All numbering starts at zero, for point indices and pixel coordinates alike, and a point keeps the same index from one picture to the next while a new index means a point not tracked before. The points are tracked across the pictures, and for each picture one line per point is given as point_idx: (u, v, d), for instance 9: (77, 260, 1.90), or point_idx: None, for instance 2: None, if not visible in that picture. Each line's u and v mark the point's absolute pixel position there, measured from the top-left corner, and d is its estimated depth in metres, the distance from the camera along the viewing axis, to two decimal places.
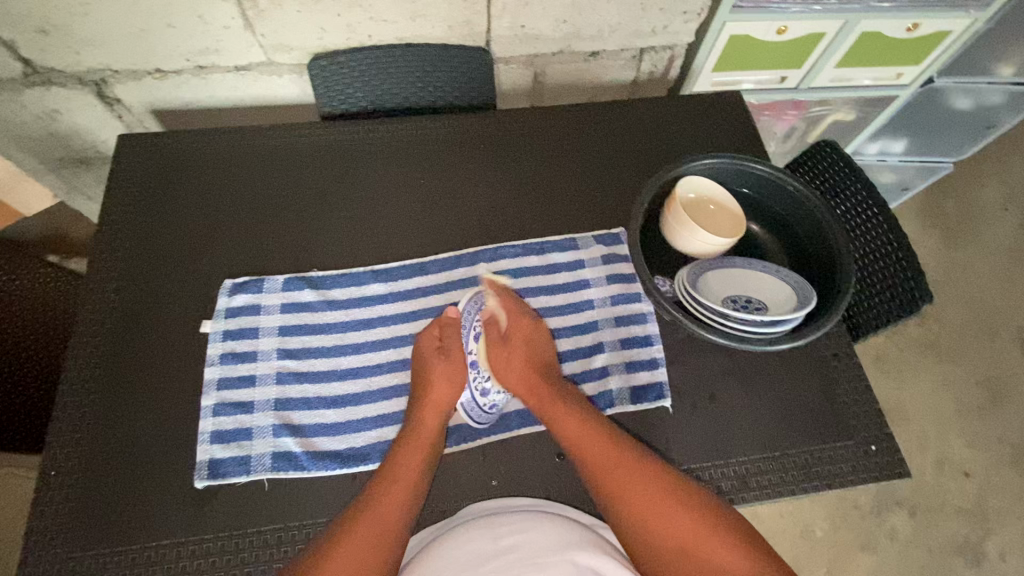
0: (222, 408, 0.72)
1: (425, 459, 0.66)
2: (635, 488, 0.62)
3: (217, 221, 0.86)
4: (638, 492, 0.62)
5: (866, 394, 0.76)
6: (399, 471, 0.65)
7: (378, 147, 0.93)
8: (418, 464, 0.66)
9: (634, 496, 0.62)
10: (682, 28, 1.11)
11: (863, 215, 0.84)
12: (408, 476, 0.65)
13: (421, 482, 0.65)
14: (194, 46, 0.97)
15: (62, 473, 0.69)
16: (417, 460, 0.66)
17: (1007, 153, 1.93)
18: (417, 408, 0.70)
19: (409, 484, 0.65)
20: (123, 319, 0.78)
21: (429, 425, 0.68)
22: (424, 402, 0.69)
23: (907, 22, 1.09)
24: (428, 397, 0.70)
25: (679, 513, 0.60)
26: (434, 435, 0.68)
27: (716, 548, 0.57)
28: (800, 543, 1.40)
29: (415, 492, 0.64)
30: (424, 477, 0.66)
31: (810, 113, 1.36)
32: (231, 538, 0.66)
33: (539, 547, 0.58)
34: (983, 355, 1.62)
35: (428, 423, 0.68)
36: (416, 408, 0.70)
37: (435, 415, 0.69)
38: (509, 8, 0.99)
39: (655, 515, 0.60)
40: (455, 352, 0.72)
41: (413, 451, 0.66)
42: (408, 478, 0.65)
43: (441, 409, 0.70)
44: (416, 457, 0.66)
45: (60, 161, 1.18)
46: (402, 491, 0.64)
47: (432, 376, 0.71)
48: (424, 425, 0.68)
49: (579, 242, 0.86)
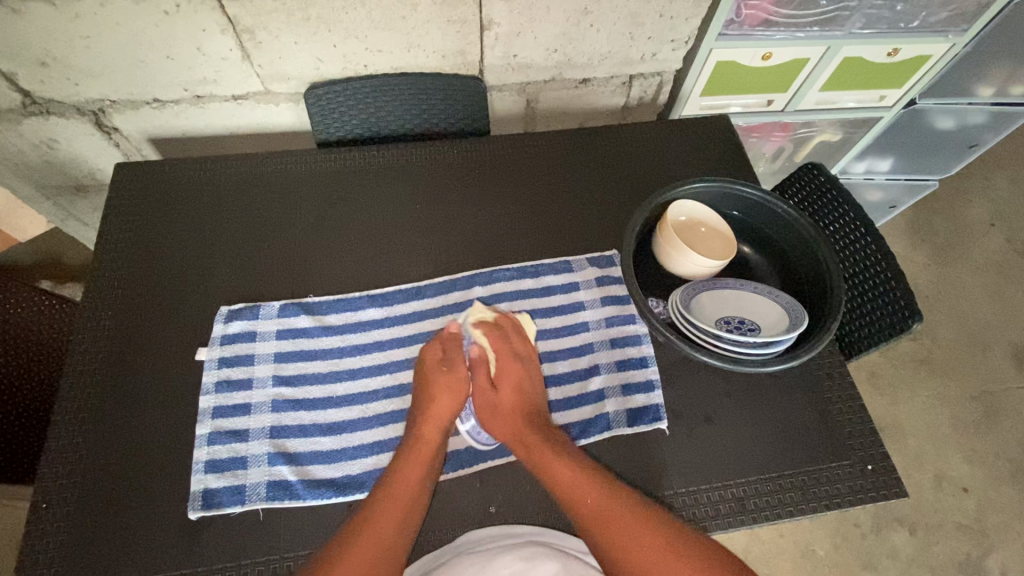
0: (217, 437, 0.72)
1: (426, 474, 0.67)
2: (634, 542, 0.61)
3: (213, 249, 0.87)
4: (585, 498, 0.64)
5: (860, 414, 0.77)
6: (398, 486, 0.65)
7: (374, 172, 0.94)
8: (417, 480, 0.66)
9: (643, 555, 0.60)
10: (670, 55, 1.13)
11: (850, 237, 0.85)
12: (405, 491, 0.65)
13: (418, 499, 0.66)
14: (192, 77, 0.98)
15: (54, 505, 0.68)
16: (416, 473, 0.66)
17: (991, 171, 1.97)
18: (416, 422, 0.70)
19: (407, 500, 0.65)
20: (120, 348, 0.78)
21: (428, 441, 0.68)
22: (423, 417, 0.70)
23: (888, 47, 1.12)
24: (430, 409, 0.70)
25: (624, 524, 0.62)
26: (433, 449, 0.68)
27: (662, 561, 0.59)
28: (801, 563, 1.39)
29: (411, 509, 0.65)
30: (421, 493, 0.66)
31: (799, 135, 1.39)
32: (226, 570, 0.65)
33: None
34: (976, 369, 1.63)
35: (425, 435, 0.69)
36: (415, 422, 0.70)
37: (434, 430, 0.69)
38: (502, 38, 1.01)
39: (597, 515, 0.63)
40: (457, 364, 0.74)
41: (411, 464, 0.67)
42: (405, 492, 0.65)
43: (439, 424, 0.70)
44: (416, 469, 0.67)
45: (56, 189, 1.18)
46: (399, 506, 0.64)
47: (433, 388, 0.71)
48: (423, 439, 0.68)
49: (573, 264, 0.87)
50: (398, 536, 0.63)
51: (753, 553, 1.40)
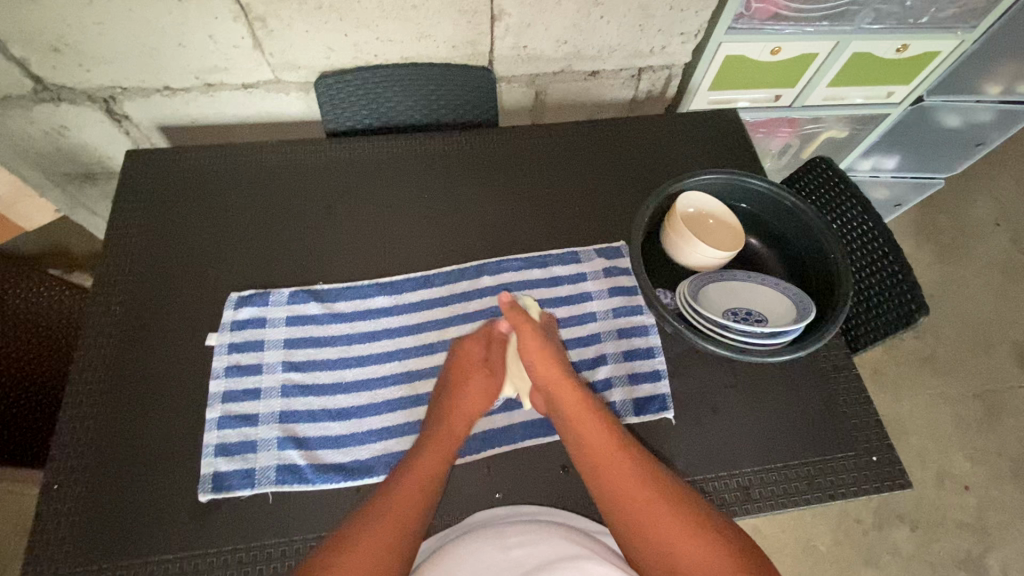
0: (226, 421, 0.73)
1: (444, 463, 0.67)
2: (660, 524, 0.58)
3: (223, 236, 0.87)
4: (607, 468, 0.63)
5: (866, 406, 0.77)
6: (417, 475, 0.65)
7: (383, 162, 0.95)
8: (435, 472, 0.66)
9: (668, 538, 0.58)
10: (679, 48, 1.13)
11: (858, 231, 0.86)
12: (424, 482, 0.65)
13: (434, 491, 0.65)
14: (203, 64, 0.99)
15: (65, 486, 0.68)
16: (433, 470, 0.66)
17: (997, 171, 1.97)
18: (444, 414, 0.70)
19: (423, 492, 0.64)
20: (129, 332, 0.78)
21: (452, 434, 0.69)
22: (452, 408, 0.70)
23: (897, 43, 1.12)
24: (456, 401, 0.71)
25: (652, 502, 0.60)
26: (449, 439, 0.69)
27: (683, 538, 0.57)
28: (803, 558, 1.40)
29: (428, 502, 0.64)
30: (439, 482, 0.66)
31: (805, 131, 1.39)
32: (235, 552, 0.66)
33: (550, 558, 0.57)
34: (980, 368, 1.63)
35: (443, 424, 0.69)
36: (441, 412, 0.71)
37: (462, 423, 0.70)
38: (512, 28, 1.01)
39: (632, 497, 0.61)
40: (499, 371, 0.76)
41: (433, 456, 0.67)
42: (422, 480, 0.65)
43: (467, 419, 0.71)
44: (435, 465, 0.66)
45: (65, 176, 1.19)
46: (416, 497, 0.63)
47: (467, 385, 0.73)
48: (447, 432, 0.69)
49: (581, 255, 0.87)
50: (413, 521, 0.62)
51: None
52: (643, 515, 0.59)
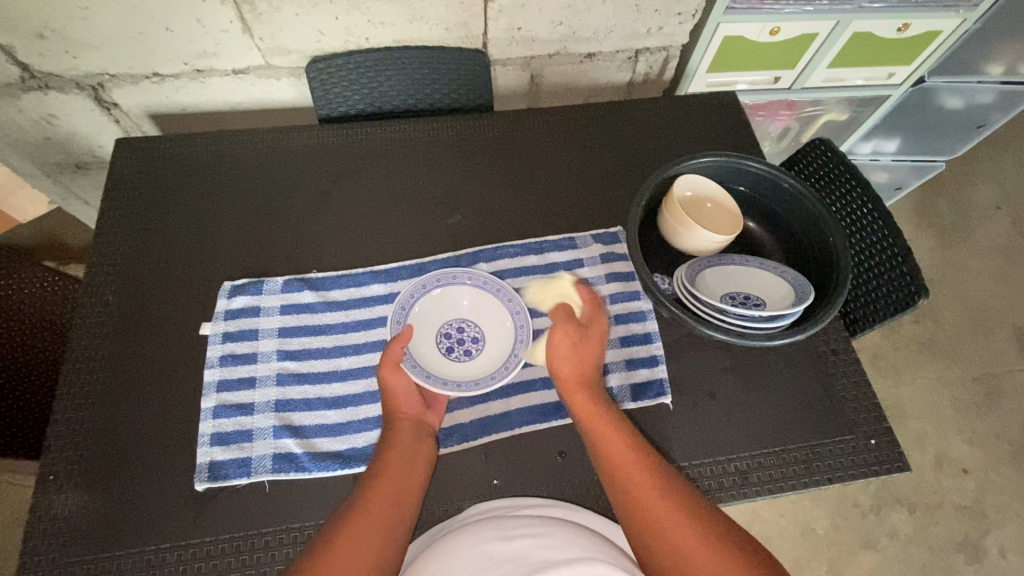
0: (222, 410, 0.72)
1: (395, 499, 0.63)
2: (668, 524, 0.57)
3: (215, 224, 0.86)
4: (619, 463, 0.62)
5: (865, 389, 0.77)
6: (365, 510, 0.61)
7: (376, 148, 0.93)
8: (385, 507, 0.62)
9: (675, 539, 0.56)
10: (677, 29, 1.12)
11: (858, 213, 0.85)
12: (376, 516, 0.61)
13: (391, 523, 0.61)
14: (192, 50, 0.97)
15: (62, 476, 0.68)
16: (381, 504, 0.62)
17: (998, 152, 1.96)
18: (386, 447, 0.66)
19: (377, 524, 0.60)
20: (123, 322, 0.78)
21: (397, 465, 0.65)
22: (390, 442, 0.67)
23: (898, 22, 1.10)
24: (393, 438, 0.67)
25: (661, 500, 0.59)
26: (416, 451, 0.67)
27: (689, 538, 0.56)
28: (801, 541, 1.40)
29: (385, 535, 0.59)
30: (393, 519, 0.61)
31: (805, 113, 1.38)
32: (233, 540, 0.66)
33: (546, 556, 0.55)
34: (979, 351, 1.63)
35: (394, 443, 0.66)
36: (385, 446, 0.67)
37: (405, 455, 0.66)
38: (506, 10, 1.00)
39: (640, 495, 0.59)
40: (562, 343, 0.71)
41: (381, 490, 0.63)
42: (370, 516, 0.60)
43: (411, 450, 0.67)
44: (383, 499, 0.62)
45: (56, 166, 1.17)
46: (370, 532, 0.59)
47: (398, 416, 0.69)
48: (392, 464, 0.65)
49: (578, 240, 0.86)
50: (376, 554, 0.58)
51: (753, 532, 1.41)
52: (649, 508, 0.58)
